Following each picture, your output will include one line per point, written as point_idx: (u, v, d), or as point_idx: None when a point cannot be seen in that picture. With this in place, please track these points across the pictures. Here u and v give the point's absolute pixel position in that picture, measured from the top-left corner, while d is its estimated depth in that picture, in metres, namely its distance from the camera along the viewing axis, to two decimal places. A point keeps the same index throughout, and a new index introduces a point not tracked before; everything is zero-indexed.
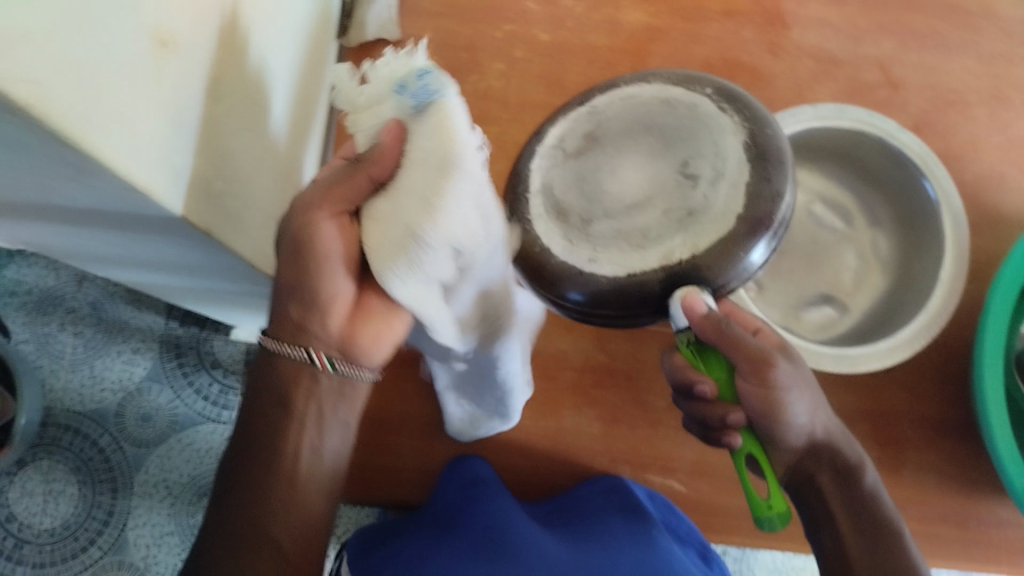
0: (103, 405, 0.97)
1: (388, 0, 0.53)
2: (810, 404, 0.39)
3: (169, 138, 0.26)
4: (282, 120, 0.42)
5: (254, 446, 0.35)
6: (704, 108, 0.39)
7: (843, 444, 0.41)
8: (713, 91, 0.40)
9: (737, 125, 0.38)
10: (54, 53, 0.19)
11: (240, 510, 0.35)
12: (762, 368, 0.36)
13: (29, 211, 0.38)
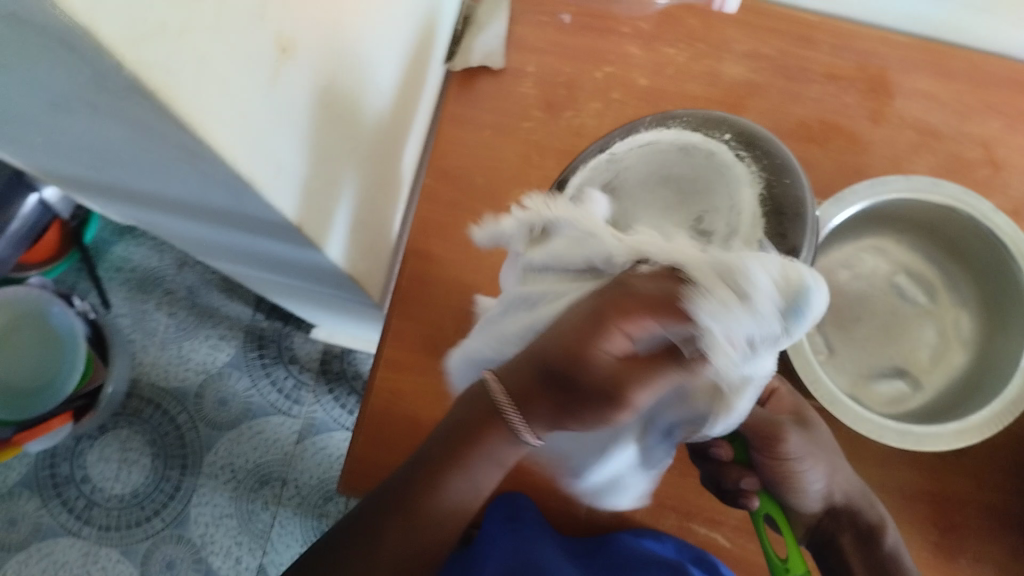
0: (185, 384, 1.02)
1: (497, 32, 0.57)
2: (829, 469, 0.43)
3: (275, 137, 0.28)
4: (381, 131, 0.44)
5: (444, 477, 0.37)
6: (721, 157, 0.37)
7: (864, 506, 0.45)
8: (733, 137, 0.38)
9: (755, 176, 0.36)
10: (188, 47, 0.21)
11: (411, 514, 0.38)
12: (770, 439, 0.42)
13: (141, 190, 0.40)
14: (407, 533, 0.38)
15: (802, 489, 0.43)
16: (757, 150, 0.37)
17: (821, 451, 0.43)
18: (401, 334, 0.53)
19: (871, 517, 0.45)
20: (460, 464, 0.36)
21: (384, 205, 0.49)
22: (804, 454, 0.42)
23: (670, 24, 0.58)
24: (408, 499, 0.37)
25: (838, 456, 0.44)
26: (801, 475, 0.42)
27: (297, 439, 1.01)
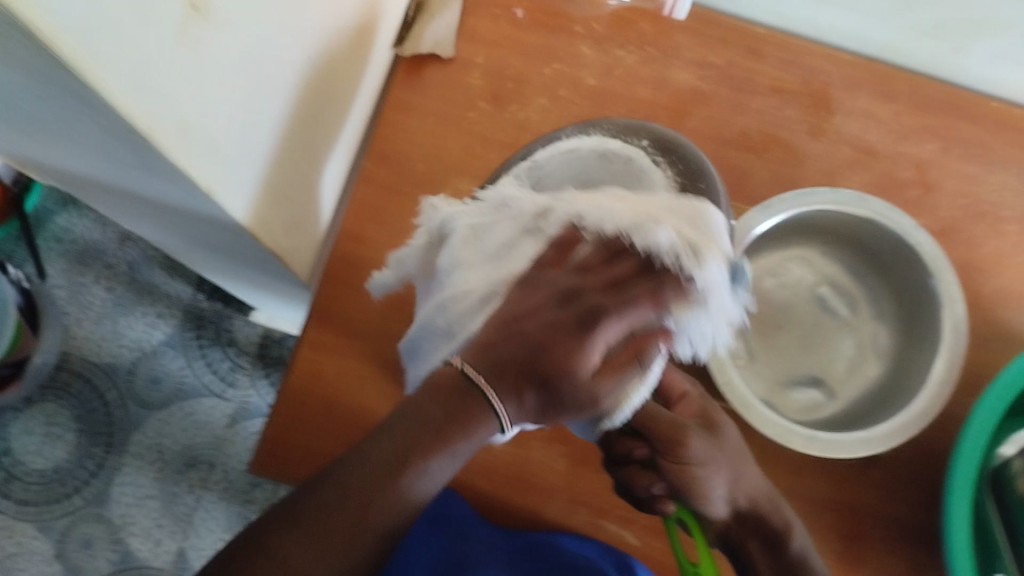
0: (118, 360, 0.99)
1: (449, 22, 0.57)
2: (729, 470, 0.43)
3: (180, 94, 0.29)
4: (314, 109, 0.44)
5: (412, 439, 0.36)
6: (638, 163, 0.42)
7: (769, 511, 0.44)
8: (649, 144, 0.43)
9: (670, 180, 0.41)
10: None
11: (364, 478, 0.36)
12: (672, 440, 0.42)
13: (60, 152, 0.40)
14: (355, 501, 0.35)
15: (704, 493, 0.42)
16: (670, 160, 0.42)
17: (719, 454, 0.43)
18: (329, 317, 0.53)
19: (775, 520, 0.44)
20: (438, 446, 0.36)
21: (317, 183, 0.49)
22: (701, 455, 0.42)
23: (623, 26, 0.57)
24: (386, 466, 0.36)
25: (737, 456, 0.44)
26: (702, 480, 0.42)
27: (229, 423, 1.00)
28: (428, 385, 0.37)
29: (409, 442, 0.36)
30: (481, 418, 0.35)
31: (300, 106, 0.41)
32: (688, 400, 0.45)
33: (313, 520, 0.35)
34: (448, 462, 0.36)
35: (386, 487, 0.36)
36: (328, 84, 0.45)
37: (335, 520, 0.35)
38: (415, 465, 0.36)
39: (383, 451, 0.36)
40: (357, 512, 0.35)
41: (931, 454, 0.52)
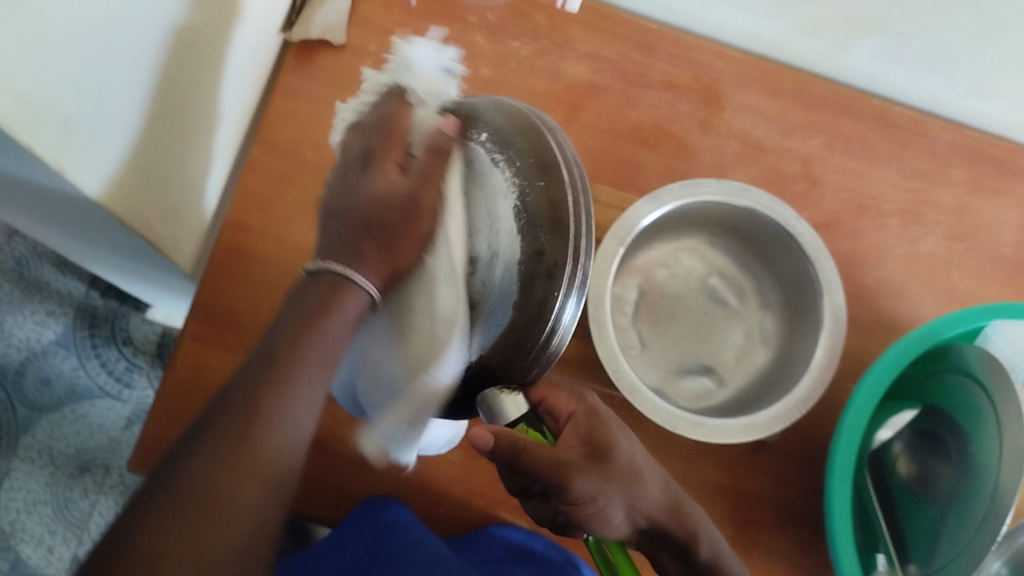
0: (4, 361, 0.93)
1: (338, 7, 0.55)
2: (624, 493, 0.39)
3: (18, 65, 0.27)
4: (180, 86, 0.42)
5: (285, 357, 0.34)
6: (479, 164, 0.38)
7: (676, 523, 0.41)
8: (488, 136, 0.39)
9: (508, 184, 0.36)
10: None
11: (241, 402, 0.32)
12: (556, 476, 0.36)
13: None
14: (237, 424, 0.31)
15: (599, 521, 0.38)
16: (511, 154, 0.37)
17: (609, 482, 0.38)
18: (211, 310, 0.51)
19: (679, 533, 0.41)
20: (313, 332, 0.34)
21: (195, 169, 0.48)
22: (588, 486, 0.37)
23: (517, 19, 0.58)
24: (257, 389, 0.33)
25: (630, 475, 0.39)
26: (597, 516, 0.38)
27: (125, 425, 0.96)
28: (295, 297, 0.36)
29: (289, 338, 0.34)
30: (345, 291, 0.36)
31: (162, 83, 0.40)
32: (576, 421, 0.40)
33: (211, 438, 0.31)
34: (326, 346, 0.35)
35: (276, 384, 0.33)
36: (197, 62, 0.43)
37: (233, 430, 0.31)
38: (298, 355, 0.34)
39: (268, 359, 0.34)
40: (252, 417, 0.32)
41: (816, 440, 0.53)
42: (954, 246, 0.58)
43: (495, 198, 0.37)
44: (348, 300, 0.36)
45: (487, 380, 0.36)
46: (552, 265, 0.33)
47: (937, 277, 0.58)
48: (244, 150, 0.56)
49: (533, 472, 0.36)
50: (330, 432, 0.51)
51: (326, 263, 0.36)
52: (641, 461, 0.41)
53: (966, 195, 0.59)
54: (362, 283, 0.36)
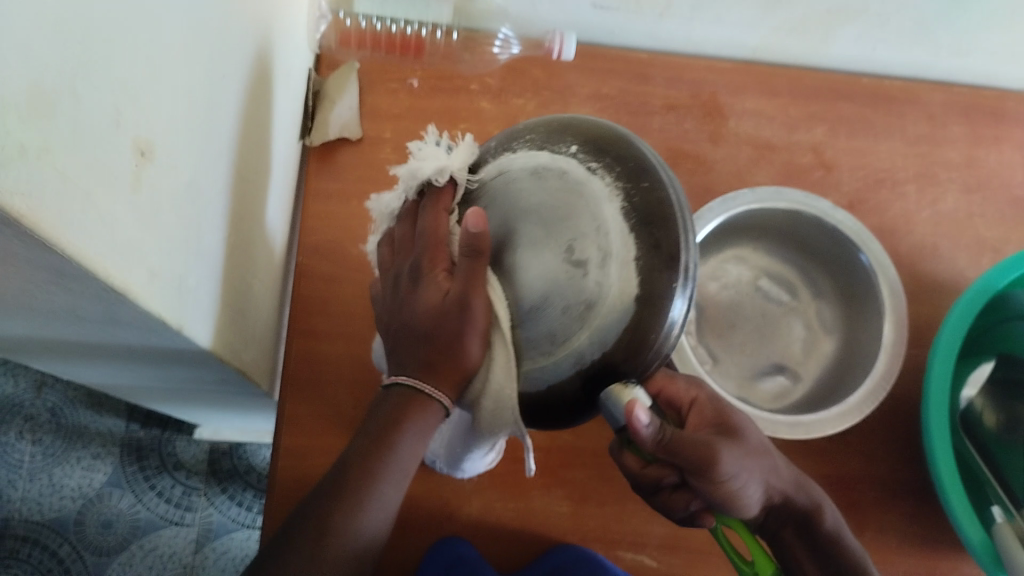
0: (63, 514, 0.92)
1: (350, 103, 0.58)
2: (760, 470, 0.42)
3: (144, 243, 0.29)
4: (244, 221, 0.45)
5: (370, 454, 0.36)
6: (574, 175, 0.35)
7: (796, 496, 0.45)
8: (580, 147, 0.35)
9: (611, 188, 0.33)
10: (49, 162, 0.22)
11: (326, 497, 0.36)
12: (701, 460, 0.39)
13: (15, 323, 0.40)
14: (318, 515, 0.35)
15: (740, 502, 0.42)
16: (584, 184, 0.34)
17: (749, 459, 0.41)
18: (301, 422, 0.51)
19: (803, 504, 0.45)
20: (392, 440, 0.36)
21: (262, 292, 0.50)
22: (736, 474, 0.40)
23: (514, 77, 0.60)
24: (342, 486, 0.36)
25: (761, 451, 0.43)
26: (739, 492, 0.41)
27: (195, 548, 0.95)
28: (377, 408, 0.37)
29: (363, 453, 0.36)
30: (421, 404, 0.35)
31: (234, 227, 0.42)
32: (700, 407, 0.43)
33: (297, 530, 0.35)
34: (397, 464, 0.36)
35: (353, 498, 0.36)
36: (248, 193, 0.46)
37: (318, 510, 0.36)
38: (373, 467, 0.36)
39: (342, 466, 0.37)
40: (322, 520, 0.35)
41: (893, 409, 0.56)
42: (971, 197, 0.61)
43: (596, 200, 0.33)
44: (429, 418, 0.36)
45: (611, 374, 0.32)
46: (670, 253, 0.31)
47: (964, 231, 0.60)
48: (290, 260, 0.59)
49: (679, 459, 0.39)
50: (447, 505, 0.53)
51: (416, 379, 0.36)
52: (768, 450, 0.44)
53: (971, 148, 0.62)
54: (431, 394, 0.35)
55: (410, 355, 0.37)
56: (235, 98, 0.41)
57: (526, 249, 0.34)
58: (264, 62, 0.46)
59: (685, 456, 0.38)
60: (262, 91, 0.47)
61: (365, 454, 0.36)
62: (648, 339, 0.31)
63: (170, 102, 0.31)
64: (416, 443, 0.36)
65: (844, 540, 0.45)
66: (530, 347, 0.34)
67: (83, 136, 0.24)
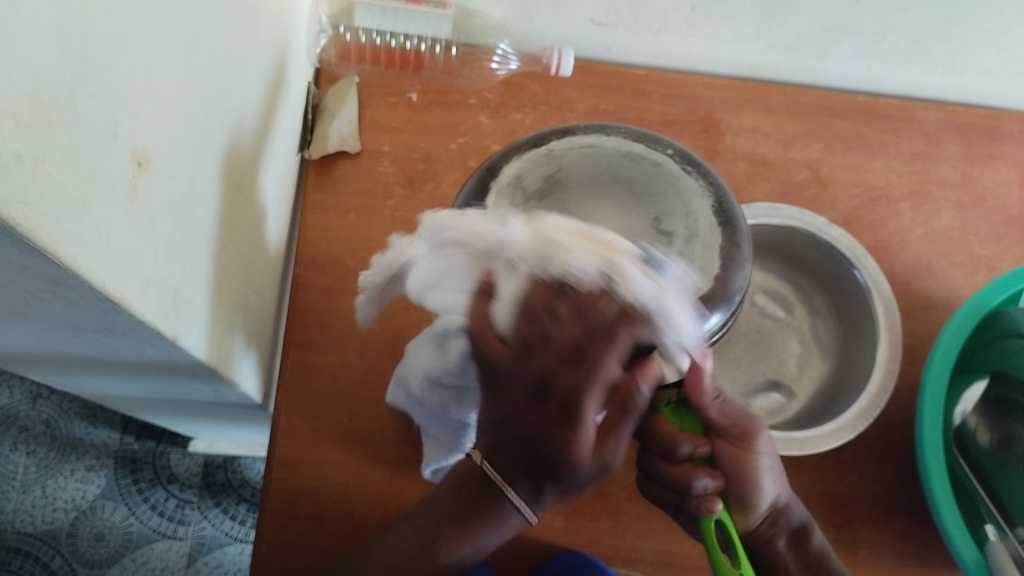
0: (55, 526, 0.92)
1: (348, 117, 0.58)
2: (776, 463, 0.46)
3: (140, 253, 0.29)
4: (241, 232, 0.45)
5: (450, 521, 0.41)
6: (666, 168, 0.40)
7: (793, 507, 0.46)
8: (675, 151, 0.41)
9: (705, 189, 0.39)
10: (46, 171, 0.22)
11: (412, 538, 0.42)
12: (740, 426, 0.42)
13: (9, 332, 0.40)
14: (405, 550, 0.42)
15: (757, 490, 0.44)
16: (680, 182, 0.39)
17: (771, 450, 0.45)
18: (295, 435, 0.51)
19: (800, 513, 0.46)
20: (472, 515, 0.41)
21: (258, 304, 0.51)
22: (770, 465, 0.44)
23: (512, 92, 0.61)
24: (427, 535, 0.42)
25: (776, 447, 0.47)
26: (761, 472, 0.43)
27: (188, 563, 0.94)
28: (446, 485, 0.43)
29: (441, 526, 0.42)
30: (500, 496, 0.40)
31: (230, 238, 0.43)
32: None
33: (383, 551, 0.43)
34: (472, 543, 0.41)
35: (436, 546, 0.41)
36: (247, 204, 0.46)
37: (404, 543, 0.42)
38: (452, 540, 0.41)
39: (413, 532, 0.43)
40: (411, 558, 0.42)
41: (887, 427, 0.56)
42: (966, 215, 0.61)
43: (688, 195, 0.39)
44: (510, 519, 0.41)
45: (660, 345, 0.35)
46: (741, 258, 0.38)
47: (958, 249, 0.60)
48: (287, 272, 0.59)
49: (720, 417, 0.42)
50: None
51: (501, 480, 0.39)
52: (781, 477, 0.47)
53: (965, 166, 0.62)
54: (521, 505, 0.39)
55: (506, 465, 0.38)
56: (234, 110, 0.41)
57: (609, 208, 0.40)
58: (263, 76, 0.47)
59: (739, 425, 0.42)
60: (262, 102, 0.47)
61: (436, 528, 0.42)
62: (709, 317, 0.36)
63: (169, 113, 0.31)
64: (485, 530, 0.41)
65: (834, 560, 0.46)
66: None
67: (80, 146, 0.24)
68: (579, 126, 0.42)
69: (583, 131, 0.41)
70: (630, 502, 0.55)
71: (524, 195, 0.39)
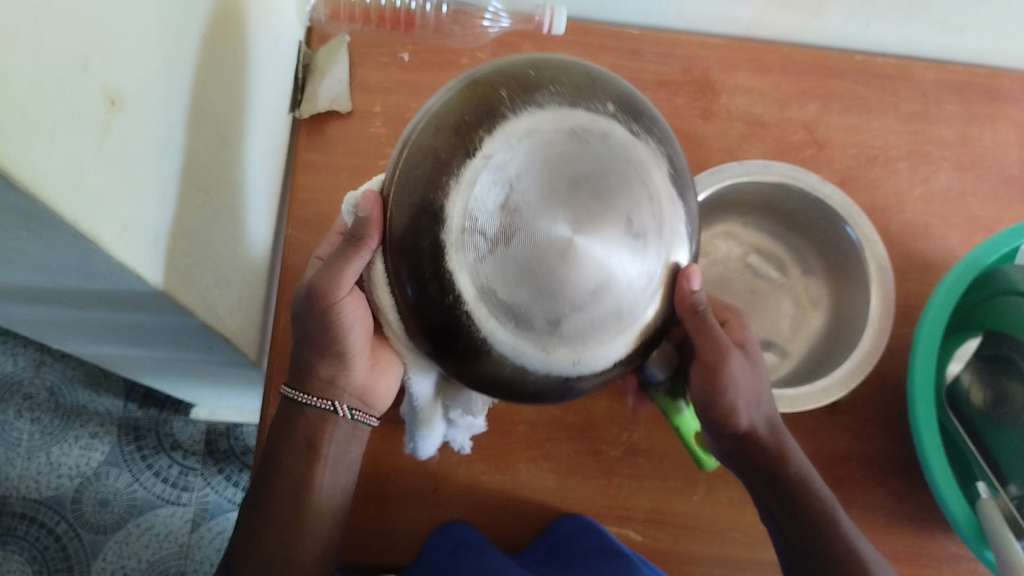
0: (60, 492, 0.92)
1: (339, 76, 0.58)
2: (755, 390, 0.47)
3: (114, 192, 0.29)
4: (227, 187, 0.45)
5: (289, 475, 0.47)
6: (614, 137, 0.34)
7: (765, 439, 0.47)
8: (615, 107, 0.35)
9: (655, 153, 0.35)
10: (8, 96, 0.22)
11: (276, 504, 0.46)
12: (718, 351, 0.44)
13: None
14: (274, 526, 0.46)
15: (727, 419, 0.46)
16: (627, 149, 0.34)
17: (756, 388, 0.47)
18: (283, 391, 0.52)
19: (771, 449, 0.47)
20: (310, 465, 0.46)
21: (249, 261, 0.51)
22: (734, 372, 0.45)
23: (505, 51, 0.60)
24: (280, 495, 0.47)
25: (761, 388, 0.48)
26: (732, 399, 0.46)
27: (191, 528, 0.95)
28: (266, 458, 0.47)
29: (290, 490, 0.46)
30: (325, 423, 0.47)
31: (214, 190, 0.43)
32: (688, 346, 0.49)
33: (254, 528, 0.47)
34: (324, 482, 0.47)
35: (297, 503, 0.46)
36: (232, 159, 0.46)
37: (275, 516, 0.46)
38: (309, 493, 0.46)
39: (273, 513, 0.46)
40: (282, 533, 0.46)
41: (883, 388, 0.56)
42: (965, 175, 0.61)
43: (644, 168, 0.34)
44: (334, 429, 0.47)
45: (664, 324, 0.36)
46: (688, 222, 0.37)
47: (956, 210, 0.60)
48: (278, 230, 0.59)
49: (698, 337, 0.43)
50: (440, 474, 0.54)
51: (297, 390, 0.47)
52: (761, 386, 0.47)
53: (965, 127, 0.62)
54: (332, 405, 0.47)
55: (307, 381, 0.46)
56: (213, 65, 0.41)
57: (589, 231, 0.32)
58: (248, 31, 0.47)
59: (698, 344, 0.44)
60: (247, 55, 0.47)
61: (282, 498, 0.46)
62: (684, 290, 0.36)
63: (141, 53, 0.31)
64: (324, 470, 0.47)
65: (817, 484, 0.47)
66: (600, 327, 0.33)
67: (46, 77, 0.24)
68: (504, 101, 0.33)
69: (510, 113, 0.33)
70: (623, 462, 0.55)
71: (488, 242, 0.32)
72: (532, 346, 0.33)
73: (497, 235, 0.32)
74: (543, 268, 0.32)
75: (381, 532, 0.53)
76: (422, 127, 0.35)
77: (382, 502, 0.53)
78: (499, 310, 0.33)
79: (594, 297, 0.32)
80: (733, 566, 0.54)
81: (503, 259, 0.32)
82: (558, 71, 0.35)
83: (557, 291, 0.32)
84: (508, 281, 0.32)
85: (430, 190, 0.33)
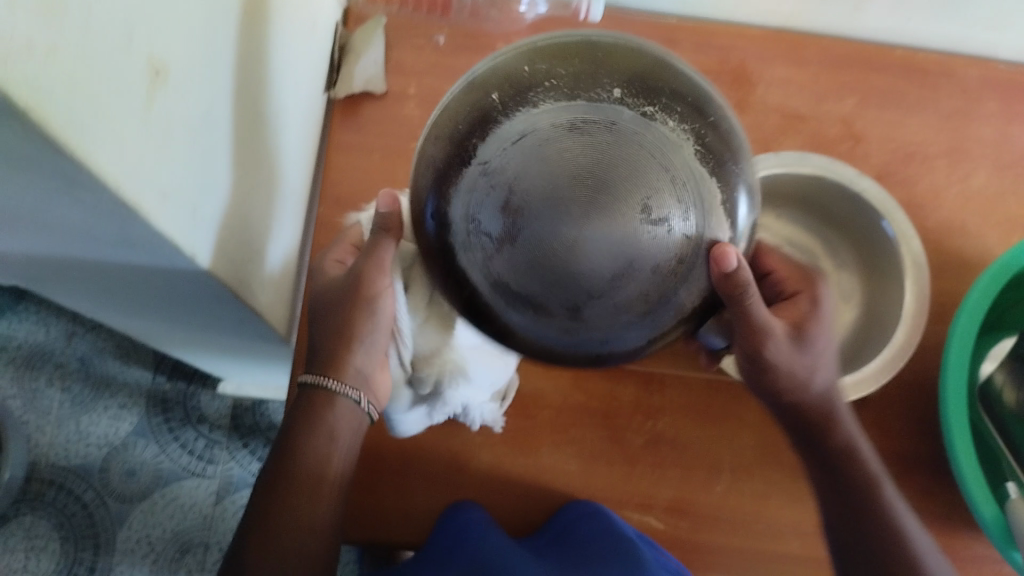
0: (88, 461, 0.94)
1: (376, 57, 0.58)
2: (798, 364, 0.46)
3: (157, 163, 0.30)
4: (262, 163, 0.46)
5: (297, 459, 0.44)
6: (625, 124, 0.31)
7: (807, 404, 0.47)
8: (623, 92, 0.32)
9: (677, 132, 0.32)
10: (57, 63, 0.22)
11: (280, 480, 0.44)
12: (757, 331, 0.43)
13: (35, 246, 0.41)
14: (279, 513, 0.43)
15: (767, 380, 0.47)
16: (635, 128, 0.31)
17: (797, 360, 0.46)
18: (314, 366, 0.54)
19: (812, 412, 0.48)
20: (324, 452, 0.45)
21: (282, 238, 0.51)
22: (773, 349, 0.45)
23: (542, 36, 0.60)
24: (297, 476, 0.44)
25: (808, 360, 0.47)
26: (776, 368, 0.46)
27: (215, 500, 0.96)
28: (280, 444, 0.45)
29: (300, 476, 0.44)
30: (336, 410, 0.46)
31: (249, 166, 0.43)
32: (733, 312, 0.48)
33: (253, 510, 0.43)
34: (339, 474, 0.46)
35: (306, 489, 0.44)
36: (267, 133, 0.46)
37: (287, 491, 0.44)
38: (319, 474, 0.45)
39: (280, 496, 0.43)
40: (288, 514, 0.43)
41: (912, 385, 0.55)
42: (1004, 174, 0.60)
43: (661, 150, 0.31)
44: (349, 424, 0.46)
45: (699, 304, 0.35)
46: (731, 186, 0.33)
47: (994, 209, 0.59)
48: (311, 209, 0.59)
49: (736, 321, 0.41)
50: (462, 456, 0.54)
51: (318, 376, 0.46)
52: (810, 361, 0.46)
53: (1006, 124, 0.61)
54: (353, 395, 0.46)
55: (329, 368, 0.46)
56: (252, 43, 0.42)
57: (599, 222, 0.30)
58: (286, 8, 0.47)
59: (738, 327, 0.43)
60: (284, 34, 0.47)
61: (297, 484, 0.44)
62: (721, 271, 0.34)
63: (184, 28, 0.32)
64: (338, 460, 0.46)
65: (860, 454, 0.48)
66: (625, 315, 0.32)
67: (93, 45, 0.24)
68: (494, 107, 0.32)
69: (505, 118, 0.32)
70: (646, 450, 0.55)
71: (493, 241, 0.31)
72: (557, 330, 0.33)
73: (502, 234, 0.31)
74: (551, 260, 0.30)
75: (403, 509, 0.53)
76: (429, 138, 0.36)
77: (406, 479, 0.54)
78: (515, 301, 0.32)
79: (613, 285, 0.31)
80: (755, 559, 0.54)
81: (510, 256, 0.31)
82: (557, 60, 0.33)
83: (568, 280, 0.31)
84: (519, 275, 0.31)
85: (441, 199, 0.33)
